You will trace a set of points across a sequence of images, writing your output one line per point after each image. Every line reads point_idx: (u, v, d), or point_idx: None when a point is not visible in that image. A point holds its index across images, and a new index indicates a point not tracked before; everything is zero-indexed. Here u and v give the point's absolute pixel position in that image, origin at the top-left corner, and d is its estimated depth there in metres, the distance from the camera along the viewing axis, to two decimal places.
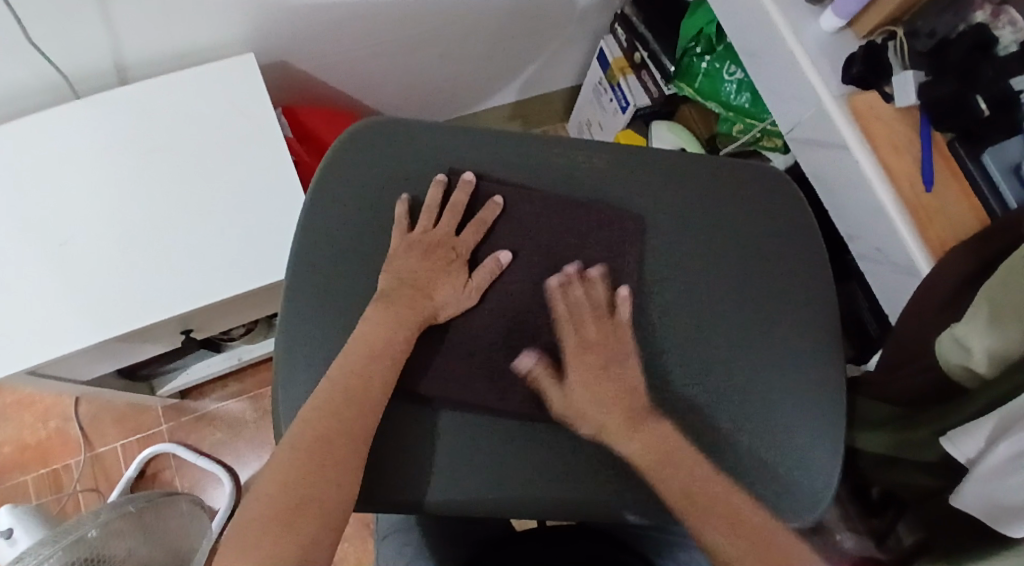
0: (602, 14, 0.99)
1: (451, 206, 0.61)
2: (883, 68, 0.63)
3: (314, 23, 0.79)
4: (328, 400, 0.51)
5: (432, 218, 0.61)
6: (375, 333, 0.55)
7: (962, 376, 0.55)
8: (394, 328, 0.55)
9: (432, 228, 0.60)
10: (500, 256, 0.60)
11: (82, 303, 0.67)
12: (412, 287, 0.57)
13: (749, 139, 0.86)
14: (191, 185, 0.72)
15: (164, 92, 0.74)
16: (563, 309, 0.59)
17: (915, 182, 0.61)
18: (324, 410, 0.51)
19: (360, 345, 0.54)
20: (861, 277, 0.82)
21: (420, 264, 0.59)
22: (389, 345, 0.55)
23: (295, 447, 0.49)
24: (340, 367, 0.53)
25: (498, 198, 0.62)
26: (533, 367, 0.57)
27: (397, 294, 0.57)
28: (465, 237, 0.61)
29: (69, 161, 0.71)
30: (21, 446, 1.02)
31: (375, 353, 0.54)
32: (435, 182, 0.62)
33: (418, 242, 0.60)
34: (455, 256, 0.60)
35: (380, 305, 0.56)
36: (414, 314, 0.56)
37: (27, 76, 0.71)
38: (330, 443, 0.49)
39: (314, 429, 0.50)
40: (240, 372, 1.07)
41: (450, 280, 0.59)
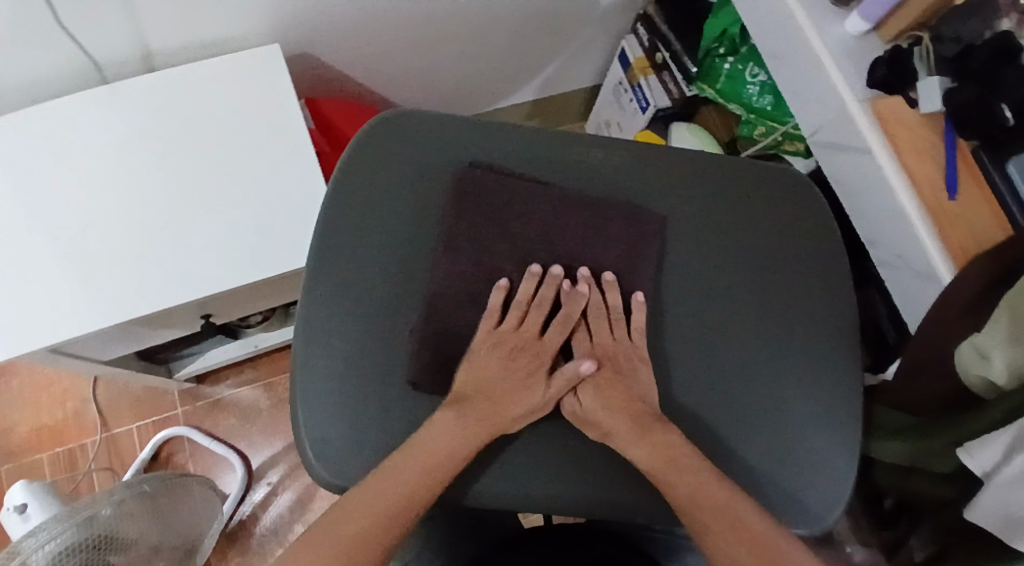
0: (625, 13, 0.99)
1: (538, 303, 0.59)
2: (908, 73, 0.62)
3: (339, 16, 0.80)
4: (377, 499, 0.51)
5: (520, 315, 0.59)
6: (442, 444, 0.54)
7: (981, 386, 0.54)
8: (459, 446, 0.54)
9: (515, 328, 0.59)
10: (581, 365, 0.58)
11: (101, 286, 0.68)
12: (488, 395, 0.57)
13: (770, 143, 0.85)
14: (213, 173, 0.73)
15: (188, 80, 0.75)
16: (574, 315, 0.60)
17: (938, 188, 0.61)
18: (375, 505, 0.51)
19: (421, 456, 0.53)
20: (881, 284, 0.81)
21: (500, 370, 0.58)
22: (455, 462, 0.54)
23: (336, 530, 0.49)
24: (392, 474, 0.52)
25: (559, 269, 0.60)
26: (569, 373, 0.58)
27: (471, 404, 0.56)
28: (551, 340, 0.60)
29: (93, 145, 0.72)
30: (38, 426, 1.04)
31: (432, 472, 0.53)
32: (530, 272, 0.60)
33: (506, 342, 0.58)
34: (539, 361, 0.59)
35: (451, 415, 0.55)
36: (487, 422, 0.56)
37: (56, 61, 0.72)
38: (368, 537, 0.50)
39: (358, 519, 0.50)
40: (254, 360, 1.08)
41: (529, 388, 0.57)
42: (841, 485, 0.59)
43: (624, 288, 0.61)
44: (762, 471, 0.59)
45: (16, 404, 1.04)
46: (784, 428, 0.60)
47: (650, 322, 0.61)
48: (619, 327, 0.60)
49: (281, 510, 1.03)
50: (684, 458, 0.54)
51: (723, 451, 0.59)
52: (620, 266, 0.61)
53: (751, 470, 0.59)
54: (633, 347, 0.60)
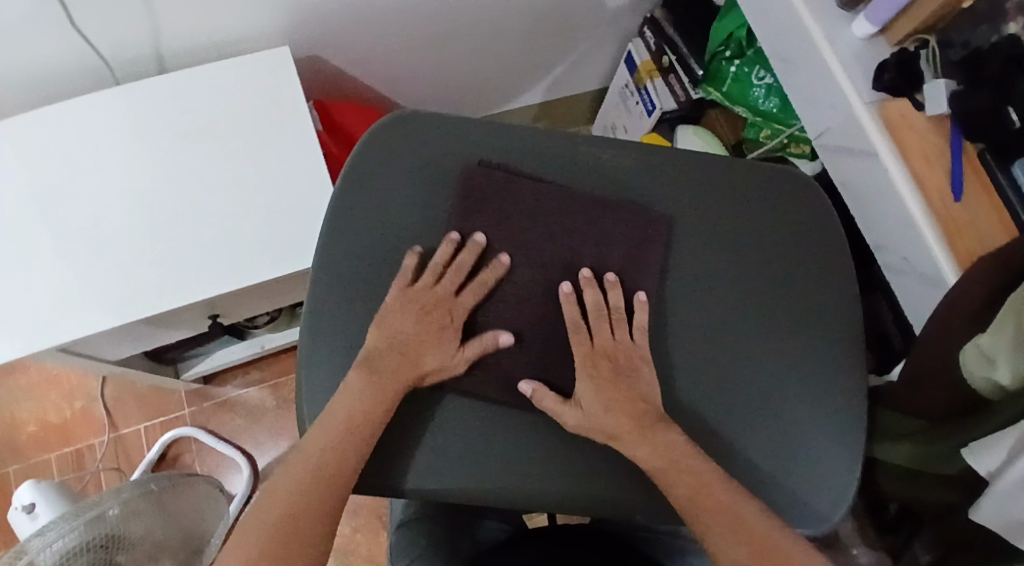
0: (632, 16, 0.99)
1: (455, 267, 0.59)
2: (915, 76, 0.62)
3: (347, 17, 0.81)
4: (304, 470, 0.53)
5: (436, 274, 0.59)
6: (356, 405, 0.54)
7: (987, 389, 0.55)
8: (372, 408, 0.54)
9: (432, 286, 0.59)
10: (500, 335, 0.58)
11: (110, 283, 0.69)
12: (399, 353, 0.56)
13: (776, 145, 0.85)
14: (221, 172, 0.73)
15: (195, 80, 0.76)
16: (574, 314, 0.59)
17: (944, 194, 0.61)
18: (303, 476, 0.52)
19: (337, 423, 0.54)
20: (887, 289, 0.80)
21: (412, 327, 0.57)
22: (369, 419, 0.54)
23: (270, 509, 0.51)
24: (309, 454, 0.53)
25: (479, 236, 0.61)
26: (535, 392, 0.57)
27: (381, 362, 0.56)
28: (465, 300, 0.59)
29: (102, 145, 0.73)
30: (46, 423, 1.04)
31: (347, 439, 0.53)
32: (447, 240, 0.60)
33: (416, 302, 0.58)
34: (452, 320, 0.58)
35: (364, 374, 0.55)
36: (400, 383, 0.55)
37: (69, 61, 0.73)
38: (298, 511, 0.51)
39: (287, 493, 0.52)
40: (261, 361, 1.09)
41: (439, 347, 0.57)
42: (845, 487, 0.59)
43: (626, 288, 0.62)
44: (766, 472, 0.59)
45: (23, 402, 1.05)
46: (789, 429, 0.60)
47: (656, 323, 0.62)
48: (622, 328, 0.60)
49: None
50: (689, 459, 0.54)
51: (728, 451, 0.59)
52: (625, 267, 0.62)
53: (755, 471, 0.59)
54: (637, 349, 0.59)
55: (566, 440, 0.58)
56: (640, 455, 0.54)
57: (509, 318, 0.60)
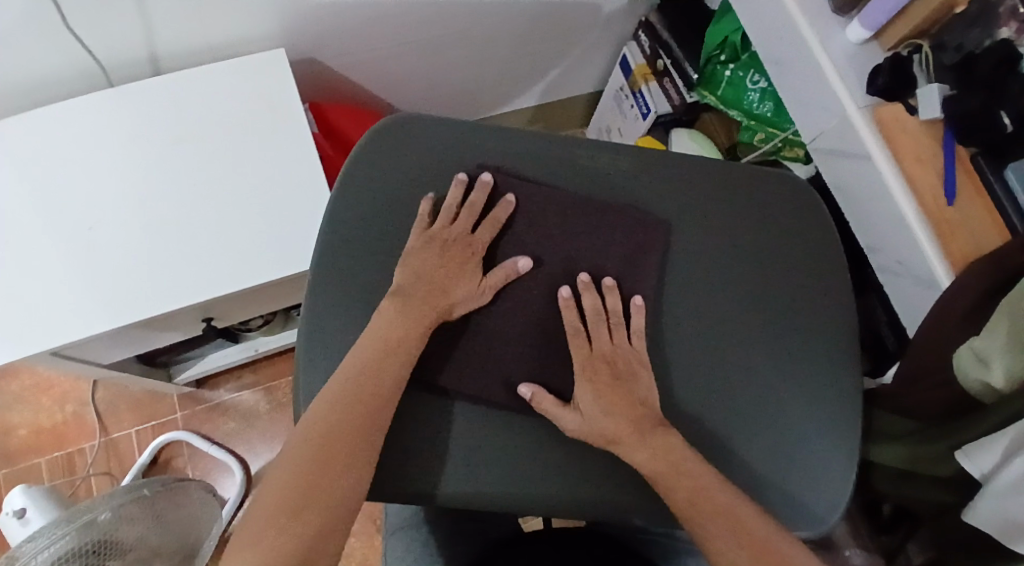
0: (627, 21, 1.00)
1: (469, 206, 0.61)
2: (908, 80, 0.63)
3: (343, 20, 0.80)
4: (340, 399, 0.53)
5: (452, 215, 0.61)
6: (389, 331, 0.55)
7: (982, 392, 0.55)
8: (406, 331, 0.56)
9: (449, 226, 0.60)
10: (519, 261, 0.60)
11: (105, 286, 0.68)
12: (427, 285, 0.58)
13: (770, 149, 0.86)
14: (216, 174, 0.73)
15: (191, 82, 0.75)
16: (573, 318, 0.59)
17: (937, 196, 0.61)
18: (339, 405, 0.52)
19: (372, 348, 0.55)
20: (881, 292, 0.81)
21: (436, 261, 0.59)
22: (402, 344, 0.55)
23: (307, 440, 0.51)
24: (343, 386, 0.53)
25: (487, 175, 0.62)
26: (534, 395, 0.57)
27: (411, 291, 0.57)
28: (482, 237, 0.61)
29: (95, 148, 0.72)
30: (37, 428, 1.03)
31: (385, 361, 0.54)
32: (457, 181, 0.62)
33: (438, 239, 0.60)
34: (472, 255, 0.60)
35: (395, 301, 0.57)
36: (429, 313, 0.57)
37: (62, 64, 0.72)
38: (337, 437, 0.51)
39: (324, 422, 0.52)
40: (254, 364, 1.08)
41: (464, 280, 0.59)
42: (842, 488, 0.59)
43: (624, 293, 0.61)
44: (764, 474, 0.59)
45: (14, 407, 1.03)
46: (787, 432, 0.60)
47: (653, 326, 0.62)
48: (621, 332, 0.59)
49: None
50: (687, 461, 0.54)
51: (726, 454, 0.59)
52: (622, 272, 0.62)
53: (753, 473, 0.59)
54: (635, 353, 0.59)
55: (563, 442, 0.58)
56: (639, 458, 0.54)
57: (531, 249, 0.62)
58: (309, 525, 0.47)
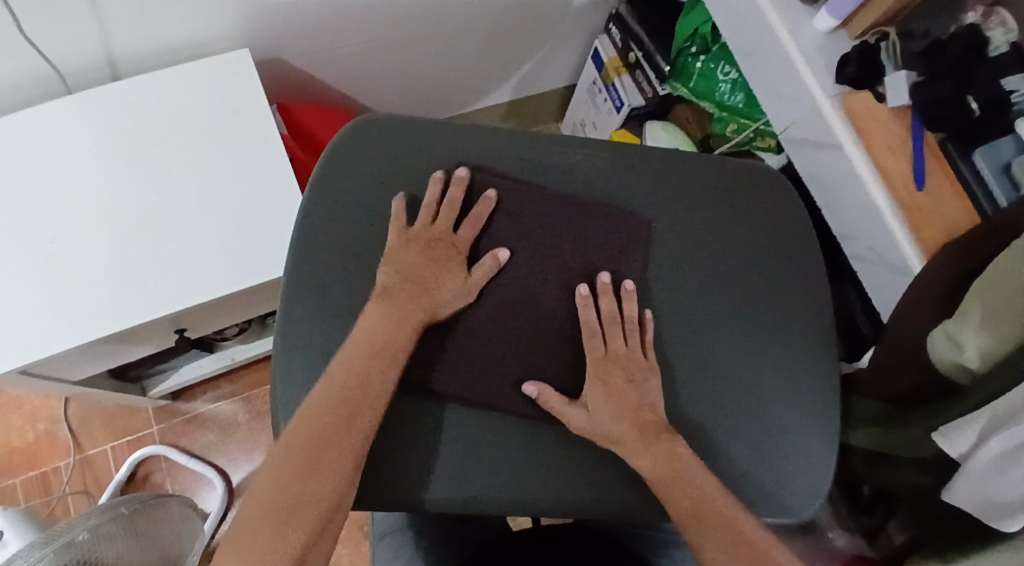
0: (596, 13, 1.00)
1: (449, 203, 0.60)
2: (877, 68, 0.63)
3: (308, 18, 0.79)
4: (328, 402, 0.51)
5: (432, 214, 0.60)
6: (377, 333, 0.55)
7: (955, 372, 0.56)
8: (391, 333, 0.55)
9: (430, 225, 0.60)
10: (499, 253, 0.60)
11: (71, 301, 0.66)
12: (412, 284, 0.57)
13: (742, 140, 0.86)
14: (185, 181, 0.71)
15: (154, 87, 0.73)
16: (592, 318, 0.59)
17: (907, 182, 0.62)
18: (326, 409, 0.51)
19: (358, 350, 0.54)
20: (856, 277, 0.82)
21: (419, 260, 0.58)
22: (384, 350, 0.54)
23: (293, 443, 0.50)
24: (329, 389, 0.52)
25: (462, 171, 0.61)
26: (541, 394, 0.56)
27: (398, 291, 0.57)
28: (464, 234, 0.61)
29: (55, 159, 0.70)
30: (8, 448, 1.00)
31: (371, 365, 0.53)
32: (433, 178, 0.61)
33: (418, 239, 0.59)
34: (455, 253, 0.60)
35: (381, 302, 0.56)
36: (413, 313, 0.56)
37: (19, 72, 0.70)
38: (325, 441, 0.50)
39: (311, 427, 0.50)
40: (231, 373, 1.06)
41: (450, 277, 0.59)
42: (827, 477, 0.60)
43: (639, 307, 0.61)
44: (748, 466, 0.59)
45: None
46: (769, 422, 0.60)
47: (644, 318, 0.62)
48: (636, 340, 0.59)
49: None
50: (675, 454, 0.55)
51: (711, 445, 0.59)
52: (607, 266, 0.62)
53: (736, 466, 0.59)
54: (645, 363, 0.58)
55: (548, 441, 0.58)
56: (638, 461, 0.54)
57: (515, 240, 0.61)
58: (292, 536, 0.46)
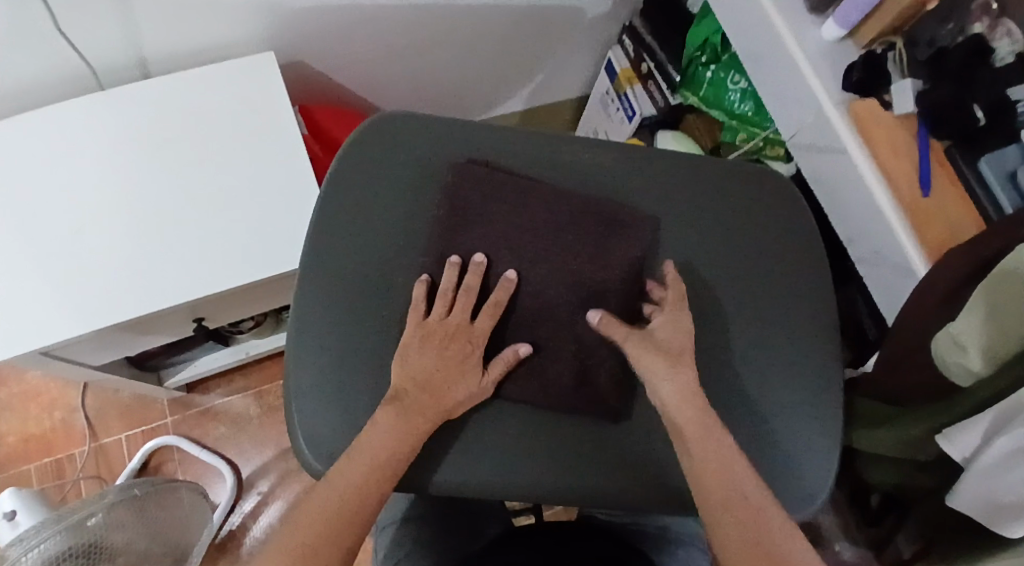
0: (610, 24, 1.02)
1: (464, 291, 0.59)
2: (882, 76, 0.66)
3: (331, 22, 0.82)
4: (366, 452, 0.52)
5: (447, 303, 0.59)
6: (389, 439, 0.53)
7: (960, 376, 0.55)
8: (403, 444, 0.53)
9: (446, 317, 0.59)
10: (519, 349, 0.59)
11: (93, 287, 0.69)
12: (426, 392, 0.55)
13: (752, 148, 0.87)
14: (207, 176, 0.74)
15: (181, 85, 0.76)
16: (678, 287, 0.61)
17: (913, 185, 0.63)
18: (365, 458, 0.52)
19: (370, 455, 0.52)
20: (862, 283, 0.83)
21: (434, 363, 0.56)
22: (403, 450, 0.53)
23: (331, 487, 0.51)
24: (366, 446, 0.53)
25: (479, 256, 0.60)
26: (603, 320, 0.60)
27: (408, 399, 0.55)
28: (480, 325, 0.59)
29: (85, 152, 0.73)
30: (25, 436, 1.02)
31: (396, 452, 0.53)
32: (450, 264, 0.60)
33: (435, 331, 0.58)
34: (473, 348, 0.58)
35: (390, 410, 0.54)
36: (428, 418, 0.55)
37: (54, 68, 0.73)
38: (362, 490, 0.51)
39: (350, 475, 0.51)
40: (245, 368, 1.08)
41: (466, 377, 0.57)
42: (828, 476, 0.60)
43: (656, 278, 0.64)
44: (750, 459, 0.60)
45: (2, 414, 1.03)
46: (772, 417, 0.61)
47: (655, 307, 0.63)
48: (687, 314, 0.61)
49: (270, 521, 1.02)
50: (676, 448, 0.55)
51: None
52: (609, 257, 0.62)
53: None
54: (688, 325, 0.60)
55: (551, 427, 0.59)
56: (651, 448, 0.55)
57: (528, 245, 0.62)
58: None
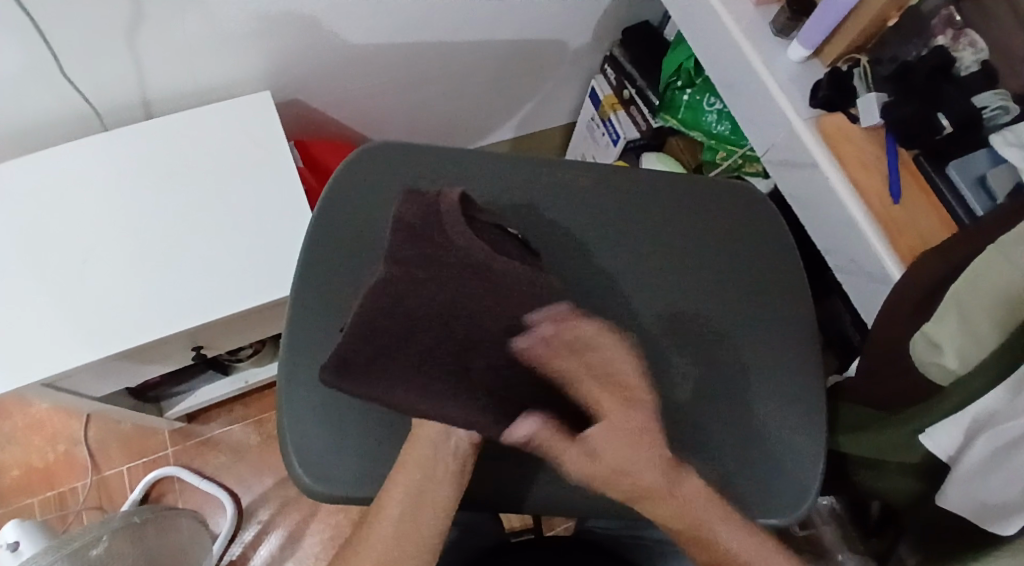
0: (594, 54, 1.06)
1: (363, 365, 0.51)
2: (848, 93, 0.69)
3: (328, 62, 0.86)
4: (407, 463, 0.53)
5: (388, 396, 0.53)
6: (426, 448, 0.53)
7: (940, 376, 0.55)
8: (439, 452, 0.53)
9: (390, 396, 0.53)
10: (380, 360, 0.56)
11: (95, 316, 0.71)
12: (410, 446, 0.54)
13: (731, 166, 0.92)
14: (204, 207, 0.77)
15: (181, 123, 0.80)
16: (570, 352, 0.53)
17: (884, 196, 0.66)
18: (410, 466, 0.53)
19: (413, 464, 0.53)
20: (843, 291, 0.89)
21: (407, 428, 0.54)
22: (439, 456, 0.53)
23: (389, 502, 0.51)
24: (408, 460, 0.53)
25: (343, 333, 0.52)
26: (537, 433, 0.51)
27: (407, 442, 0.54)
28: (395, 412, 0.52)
29: (88, 187, 0.76)
30: (29, 468, 1.03)
31: (442, 457, 0.53)
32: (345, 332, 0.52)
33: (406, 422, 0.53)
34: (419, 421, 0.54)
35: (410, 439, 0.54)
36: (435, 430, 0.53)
37: (60, 108, 0.77)
38: (424, 494, 0.52)
39: (403, 485, 0.52)
40: (244, 398, 1.09)
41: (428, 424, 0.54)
42: (812, 478, 0.61)
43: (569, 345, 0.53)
44: (737, 466, 0.60)
45: (6, 447, 1.04)
46: (755, 422, 0.62)
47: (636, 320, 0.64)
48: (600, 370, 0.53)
49: (271, 550, 1.03)
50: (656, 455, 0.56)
51: (700, 445, 0.61)
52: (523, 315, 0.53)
53: (722, 466, 0.60)
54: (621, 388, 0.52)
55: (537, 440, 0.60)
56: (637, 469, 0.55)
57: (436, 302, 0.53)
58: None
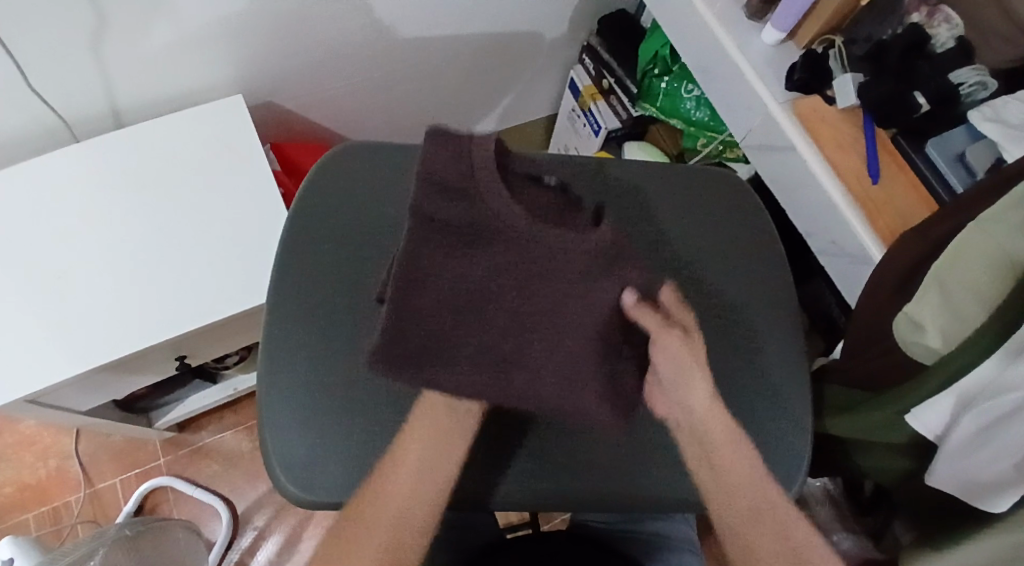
0: (570, 45, 1.06)
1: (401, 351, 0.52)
2: (823, 74, 0.68)
3: (302, 62, 0.85)
4: (416, 433, 0.53)
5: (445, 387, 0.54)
6: (437, 420, 0.54)
7: (923, 356, 0.54)
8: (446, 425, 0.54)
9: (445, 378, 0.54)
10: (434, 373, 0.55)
11: (74, 331, 0.70)
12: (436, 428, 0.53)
13: (713, 152, 0.92)
14: (183, 215, 0.76)
15: (154, 131, 0.79)
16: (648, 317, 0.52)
17: (862, 177, 0.65)
18: (418, 437, 0.53)
19: (421, 435, 0.53)
20: (825, 274, 0.89)
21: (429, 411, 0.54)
22: (450, 427, 0.54)
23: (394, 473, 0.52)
24: (415, 432, 0.53)
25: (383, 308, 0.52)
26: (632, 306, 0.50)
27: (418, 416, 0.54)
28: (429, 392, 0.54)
29: (63, 200, 0.75)
30: (21, 485, 1.03)
31: (449, 428, 0.54)
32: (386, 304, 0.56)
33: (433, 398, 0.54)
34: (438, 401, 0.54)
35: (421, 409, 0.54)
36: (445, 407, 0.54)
37: (30, 122, 0.76)
38: (434, 465, 0.52)
39: (409, 456, 0.52)
40: (235, 405, 1.09)
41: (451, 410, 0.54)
42: (799, 464, 0.61)
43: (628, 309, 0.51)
44: None
45: None
46: (740, 410, 0.62)
47: None
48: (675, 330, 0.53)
49: (269, 555, 1.03)
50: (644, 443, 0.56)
51: None
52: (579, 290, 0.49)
53: None
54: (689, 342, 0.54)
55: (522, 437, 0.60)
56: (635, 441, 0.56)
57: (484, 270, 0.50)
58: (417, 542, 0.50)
